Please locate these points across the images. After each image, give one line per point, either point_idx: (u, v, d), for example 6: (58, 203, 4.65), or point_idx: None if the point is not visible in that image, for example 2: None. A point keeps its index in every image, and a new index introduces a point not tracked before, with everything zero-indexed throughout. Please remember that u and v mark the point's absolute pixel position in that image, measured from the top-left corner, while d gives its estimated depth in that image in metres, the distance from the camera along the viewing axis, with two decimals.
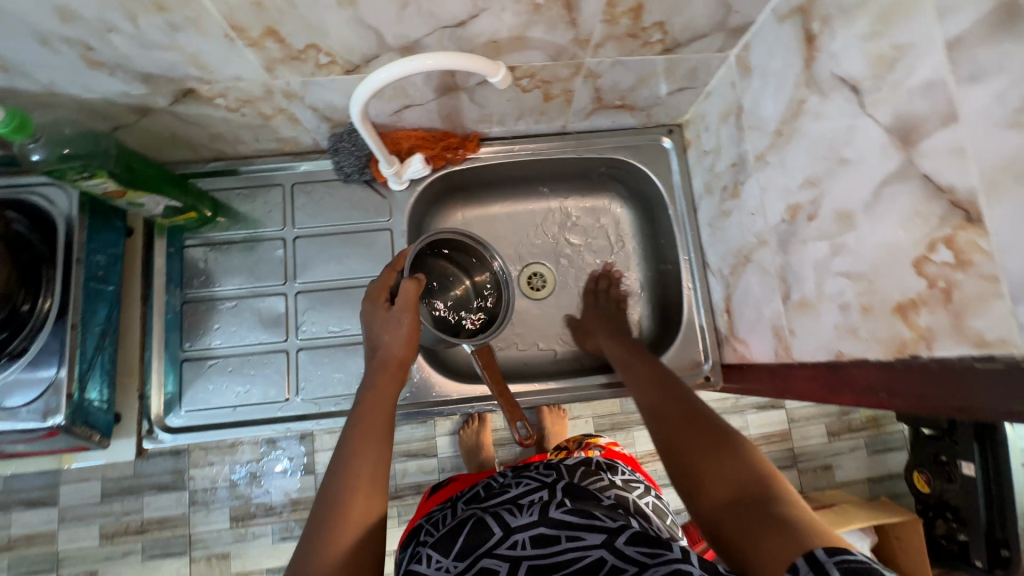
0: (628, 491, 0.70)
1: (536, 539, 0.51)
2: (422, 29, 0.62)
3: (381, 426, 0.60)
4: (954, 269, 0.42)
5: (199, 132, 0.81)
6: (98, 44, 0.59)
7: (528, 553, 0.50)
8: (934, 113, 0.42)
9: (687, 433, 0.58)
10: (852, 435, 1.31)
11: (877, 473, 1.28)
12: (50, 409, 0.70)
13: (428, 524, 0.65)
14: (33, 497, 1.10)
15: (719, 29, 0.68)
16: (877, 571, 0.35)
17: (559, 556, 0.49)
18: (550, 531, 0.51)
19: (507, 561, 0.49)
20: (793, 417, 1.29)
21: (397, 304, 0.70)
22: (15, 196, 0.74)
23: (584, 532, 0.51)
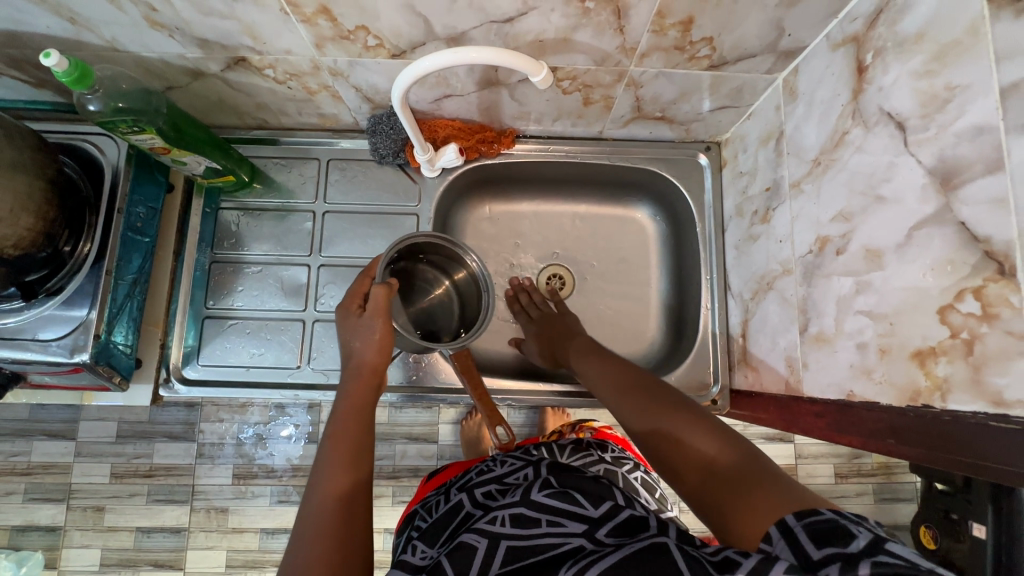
0: (617, 467, 0.72)
1: (516, 519, 0.52)
2: (470, 22, 0.63)
3: (359, 411, 0.62)
4: (978, 321, 0.41)
5: (246, 100, 0.83)
6: (160, 7, 0.61)
7: (506, 531, 0.51)
8: (980, 159, 0.41)
9: (643, 412, 0.57)
10: (861, 480, 1.28)
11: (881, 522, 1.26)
12: (78, 346, 0.73)
13: (422, 509, 0.69)
14: (53, 430, 1.15)
15: (769, 50, 0.67)
16: (843, 526, 0.37)
17: (539, 538, 0.50)
18: (532, 513, 0.52)
19: (486, 537, 0.51)
20: (801, 453, 1.26)
21: (368, 309, 0.69)
22: (69, 142, 0.78)
23: (565, 520, 0.51)
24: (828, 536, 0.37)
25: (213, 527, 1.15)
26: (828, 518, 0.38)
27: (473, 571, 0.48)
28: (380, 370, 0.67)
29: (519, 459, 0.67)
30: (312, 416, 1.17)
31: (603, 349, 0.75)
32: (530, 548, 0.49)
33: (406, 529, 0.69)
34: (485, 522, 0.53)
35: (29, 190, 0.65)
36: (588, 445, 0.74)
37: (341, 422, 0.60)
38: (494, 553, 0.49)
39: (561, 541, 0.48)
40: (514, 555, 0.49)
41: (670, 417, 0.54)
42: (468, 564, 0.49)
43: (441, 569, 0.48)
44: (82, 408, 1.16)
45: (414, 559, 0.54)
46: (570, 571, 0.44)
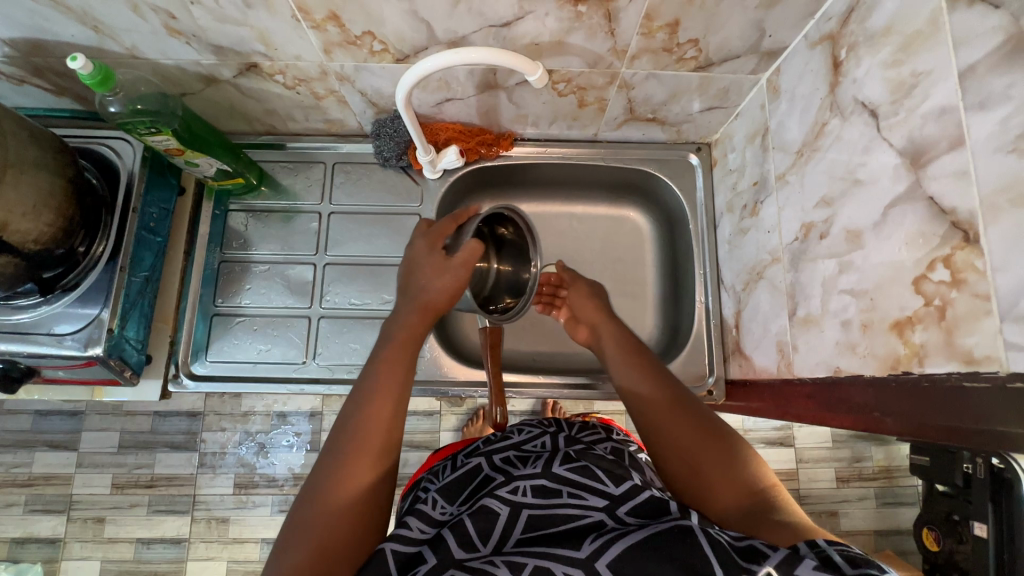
0: (624, 445, 0.73)
1: (537, 490, 0.54)
2: (470, 27, 0.67)
3: (405, 356, 0.66)
4: (949, 287, 0.44)
5: (256, 105, 0.87)
6: (179, 14, 0.66)
7: (528, 502, 0.53)
8: (944, 136, 0.44)
9: (672, 425, 0.59)
10: (863, 484, 1.29)
11: (883, 527, 1.27)
12: (92, 339, 0.76)
13: (429, 474, 0.73)
14: (56, 440, 1.17)
15: (752, 51, 0.71)
16: (872, 563, 0.40)
17: (559, 508, 0.52)
18: (552, 485, 0.55)
19: (508, 505, 0.53)
20: (802, 457, 1.27)
21: (457, 257, 0.71)
22: (87, 145, 0.82)
23: (586, 494, 0.53)
24: (857, 562, 0.40)
25: (213, 538, 1.16)
26: (856, 551, 0.41)
27: (495, 535, 0.50)
28: (440, 308, 0.71)
29: (535, 426, 0.72)
30: (314, 424, 1.18)
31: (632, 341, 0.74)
32: (552, 516, 0.51)
33: (410, 495, 0.73)
34: (506, 491, 0.54)
35: (50, 187, 0.68)
36: (593, 424, 0.76)
37: (371, 406, 0.59)
38: (514, 520, 0.52)
39: (582, 513, 0.51)
40: (534, 523, 0.51)
41: (702, 441, 0.57)
42: (490, 527, 0.51)
43: (463, 527, 0.51)
44: (86, 418, 1.18)
45: (433, 512, 0.56)
46: (594, 543, 0.46)
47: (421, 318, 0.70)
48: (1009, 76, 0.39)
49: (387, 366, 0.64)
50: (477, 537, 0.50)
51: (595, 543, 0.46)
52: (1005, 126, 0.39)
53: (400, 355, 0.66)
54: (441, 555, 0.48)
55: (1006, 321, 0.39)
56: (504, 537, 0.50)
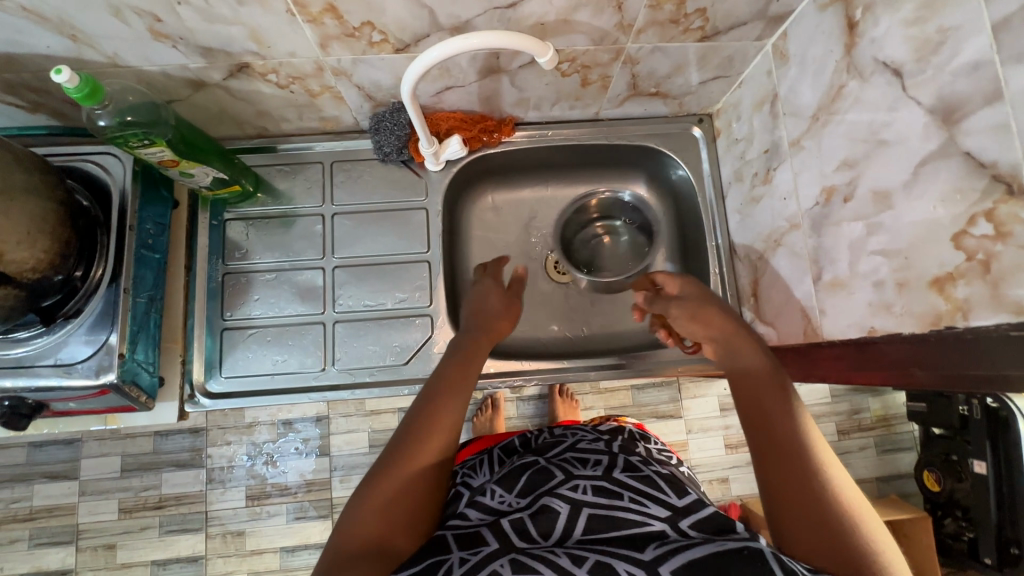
0: (666, 460, 0.69)
1: (598, 489, 0.54)
2: (474, 10, 0.65)
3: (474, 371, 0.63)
4: (993, 241, 0.44)
5: (246, 108, 0.83)
6: (165, 16, 0.62)
7: (589, 500, 0.53)
8: (977, 92, 0.45)
9: (763, 400, 0.54)
10: (863, 434, 1.34)
11: (885, 473, 1.32)
12: (103, 366, 0.73)
13: (465, 467, 0.74)
14: (55, 471, 1.13)
15: (759, 17, 0.70)
16: None
17: (621, 511, 0.51)
18: (613, 487, 0.55)
19: (569, 503, 0.52)
20: None
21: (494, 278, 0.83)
22: (71, 163, 0.78)
23: (648, 502, 0.53)
24: None
25: (230, 552, 1.14)
26: None
27: (556, 533, 0.50)
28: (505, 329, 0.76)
29: (591, 432, 0.70)
30: (321, 429, 1.17)
31: (717, 304, 0.68)
32: (614, 519, 0.51)
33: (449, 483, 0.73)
34: (567, 488, 0.55)
35: (44, 211, 0.65)
36: (631, 432, 0.73)
37: (439, 405, 0.56)
38: (575, 518, 0.51)
39: (645, 520, 0.50)
40: (594, 524, 0.50)
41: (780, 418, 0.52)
42: (551, 524, 0.51)
43: (523, 525, 0.51)
44: (83, 445, 1.14)
45: (491, 501, 0.57)
46: (658, 549, 0.45)
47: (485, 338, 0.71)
48: None
49: (458, 370, 0.62)
50: (536, 534, 0.50)
51: (659, 550, 0.45)
52: None
53: (469, 365, 0.63)
54: (502, 541, 0.49)
55: None
56: (566, 534, 0.50)
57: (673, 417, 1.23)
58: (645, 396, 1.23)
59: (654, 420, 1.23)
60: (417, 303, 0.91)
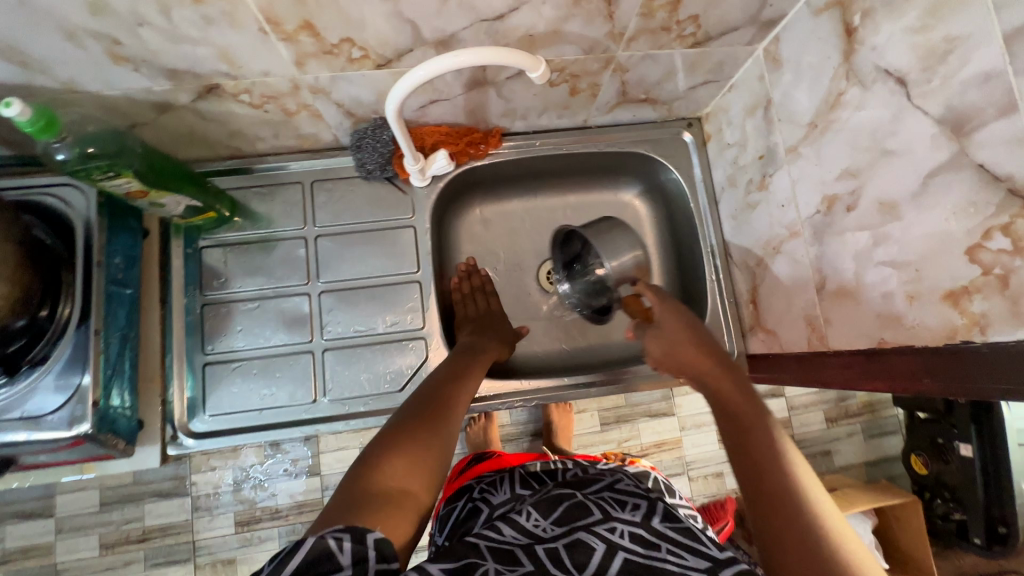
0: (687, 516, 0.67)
1: (637, 536, 0.52)
2: (460, 23, 0.61)
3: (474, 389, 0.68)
4: (1011, 256, 0.43)
5: (217, 129, 0.78)
6: (126, 38, 0.57)
7: (626, 545, 0.51)
8: (991, 104, 0.43)
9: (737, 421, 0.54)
10: (850, 421, 1.36)
11: (873, 458, 1.34)
12: (76, 417, 0.67)
13: (482, 484, 0.72)
14: (27, 509, 1.06)
15: (751, 22, 0.68)
16: None
17: (658, 562, 0.49)
18: (651, 536, 0.52)
19: (605, 543, 0.51)
20: (792, 405, 1.34)
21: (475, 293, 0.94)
22: (28, 197, 0.72)
23: (686, 554, 0.50)
24: None
25: None
26: None
27: (591, 566, 0.49)
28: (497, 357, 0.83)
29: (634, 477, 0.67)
30: (310, 449, 1.12)
31: (695, 336, 0.69)
32: (651, 566, 0.48)
33: (465, 497, 0.72)
34: (604, 528, 0.53)
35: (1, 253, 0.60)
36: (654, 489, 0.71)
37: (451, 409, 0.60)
38: (610, 557, 0.49)
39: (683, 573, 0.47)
40: (629, 568, 0.48)
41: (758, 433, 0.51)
42: (586, 558, 0.49)
43: (558, 555, 0.49)
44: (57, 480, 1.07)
45: (526, 522, 0.55)
46: None
47: (481, 372, 0.74)
48: None
49: (464, 387, 0.67)
50: (571, 567, 0.48)
51: None
52: None
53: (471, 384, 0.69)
54: (537, 562, 0.48)
55: None
56: (601, 571, 0.48)
57: (667, 415, 1.23)
58: (639, 397, 1.22)
59: (648, 420, 1.22)
60: (410, 326, 0.88)
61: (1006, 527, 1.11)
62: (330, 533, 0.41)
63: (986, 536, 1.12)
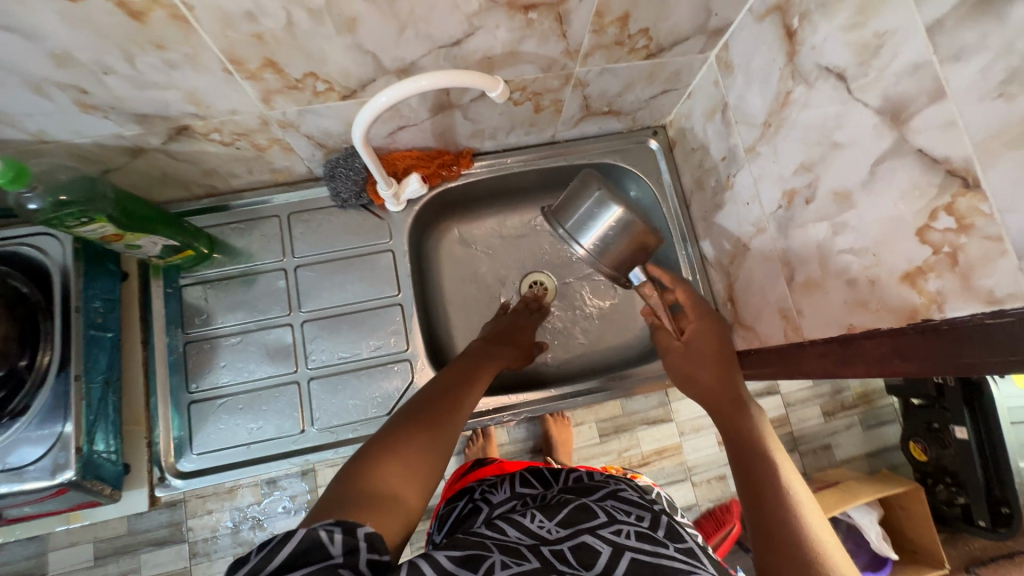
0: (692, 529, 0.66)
1: (641, 536, 0.51)
2: (418, 51, 0.63)
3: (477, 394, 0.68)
4: (956, 234, 0.45)
5: (191, 169, 0.80)
6: (92, 87, 0.59)
7: (631, 544, 0.50)
8: (922, 92, 0.46)
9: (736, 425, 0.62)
10: (846, 414, 1.34)
11: (874, 448, 1.33)
12: (59, 465, 0.67)
13: (482, 485, 0.71)
14: (19, 569, 1.03)
15: (700, 32, 0.71)
16: None
17: (665, 560, 0.48)
18: (657, 537, 0.52)
19: (610, 544, 0.50)
20: (788, 402, 1.31)
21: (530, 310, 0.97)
22: (5, 249, 0.73)
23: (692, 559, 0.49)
24: None
25: None
26: None
27: (598, 565, 0.47)
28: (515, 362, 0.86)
29: (636, 486, 0.64)
30: (308, 484, 1.10)
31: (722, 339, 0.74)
32: (658, 565, 0.47)
33: (466, 497, 0.71)
34: (609, 530, 0.52)
35: None
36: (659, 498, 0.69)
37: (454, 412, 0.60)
38: (618, 558, 0.48)
39: (691, 569, 0.47)
40: (637, 565, 0.47)
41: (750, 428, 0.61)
42: (592, 557, 0.48)
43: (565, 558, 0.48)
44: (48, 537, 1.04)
45: (530, 524, 0.54)
46: None
47: (485, 378, 0.73)
48: (979, 27, 0.40)
49: (467, 391, 0.67)
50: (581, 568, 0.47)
51: None
52: (986, 74, 0.40)
53: (474, 390, 0.68)
54: (544, 561, 0.46)
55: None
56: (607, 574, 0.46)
57: (664, 422, 1.22)
58: (635, 405, 1.22)
59: (647, 428, 1.23)
60: (394, 349, 0.88)
61: (1009, 508, 1.12)
62: (322, 524, 0.40)
63: (990, 518, 1.14)
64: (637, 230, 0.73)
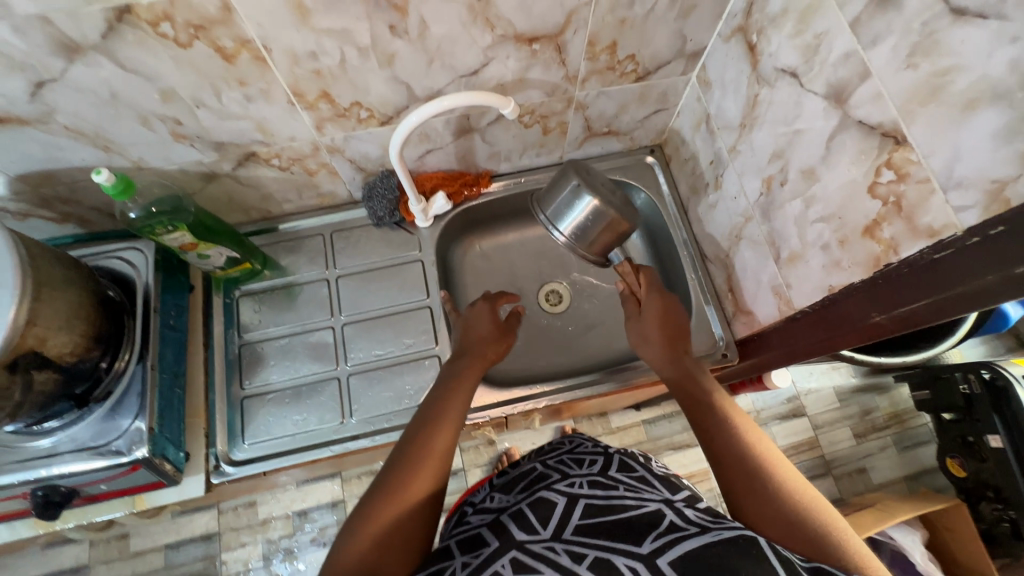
0: None
1: (594, 484, 0.57)
2: (443, 80, 0.77)
3: (462, 398, 0.67)
4: (897, 183, 0.53)
5: (253, 194, 0.94)
6: (186, 119, 0.73)
7: (584, 492, 0.55)
8: (854, 74, 0.56)
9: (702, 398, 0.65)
10: (879, 435, 1.34)
11: (912, 470, 1.31)
12: (135, 440, 0.76)
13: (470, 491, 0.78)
14: None
15: (679, 55, 0.84)
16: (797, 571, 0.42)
17: (618, 499, 0.54)
18: (608, 481, 0.57)
19: (565, 495, 0.55)
20: (816, 423, 1.34)
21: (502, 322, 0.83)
22: (96, 262, 0.86)
23: (642, 489, 0.55)
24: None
25: None
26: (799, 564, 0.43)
27: (554, 520, 0.52)
28: (493, 358, 0.78)
29: (590, 438, 0.70)
30: (337, 514, 1.17)
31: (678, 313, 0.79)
32: (609, 505, 0.53)
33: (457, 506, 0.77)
34: (563, 484, 0.57)
35: (79, 298, 0.72)
36: None
37: (426, 429, 0.62)
38: (572, 508, 0.53)
39: (640, 503, 0.53)
40: (591, 510, 0.53)
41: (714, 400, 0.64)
42: (549, 514, 0.53)
43: (524, 518, 0.53)
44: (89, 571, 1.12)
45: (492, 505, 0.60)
46: (653, 538, 0.47)
47: (471, 380, 0.71)
48: (886, 15, 0.50)
49: (444, 400, 0.67)
50: (538, 523, 0.52)
51: (656, 540, 0.47)
52: (896, 50, 0.50)
53: (455, 397, 0.67)
54: (503, 539, 0.51)
55: (949, 192, 0.48)
56: (563, 524, 0.51)
57: (690, 447, 1.26)
58: (659, 429, 1.27)
59: (675, 453, 1.26)
60: (424, 346, 0.97)
61: None
62: None
63: None
64: (612, 219, 0.82)
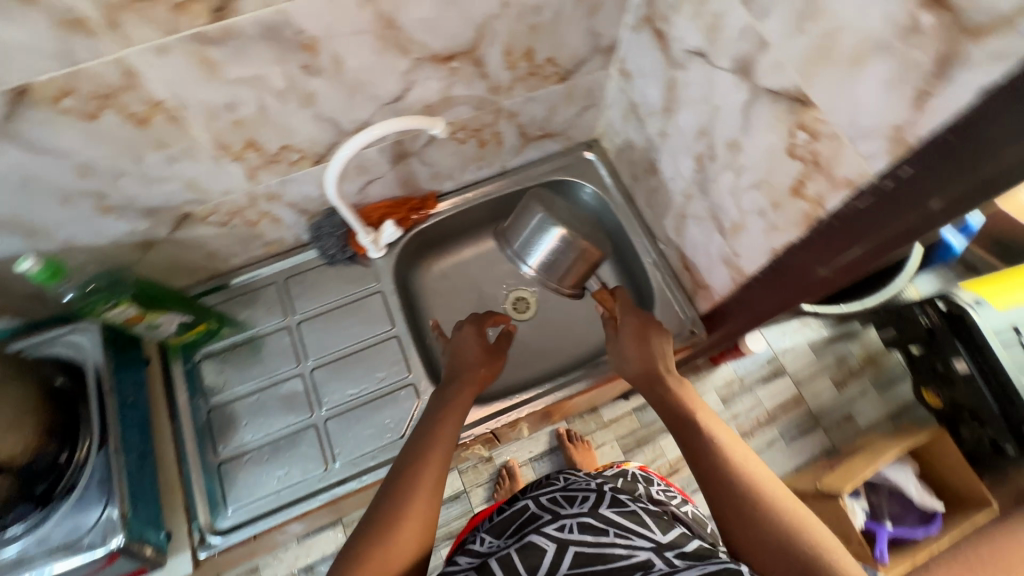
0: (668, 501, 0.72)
1: (585, 527, 0.55)
2: (369, 110, 0.77)
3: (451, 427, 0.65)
4: (812, 142, 0.56)
5: (196, 254, 0.91)
6: (109, 191, 0.71)
7: (574, 537, 0.54)
8: (753, 45, 0.58)
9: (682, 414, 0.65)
10: (857, 380, 1.38)
11: (893, 409, 1.35)
12: (110, 529, 0.72)
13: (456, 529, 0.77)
14: None
15: (596, 51, 0.86)
16: None
17: (609, 547, 0.53)
18: (599, 524, 0.56)
19: (554, 540, 0.53)
20: (798, 379, 1.37)
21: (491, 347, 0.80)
22: (39, 351, 0.82)
23: (632, 534, 0.54)
24: None
25: None
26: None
27: (544, 567, 0.51)
28: (484, 380, 0.77)
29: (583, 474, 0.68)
30: None
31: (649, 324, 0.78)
32: (602, 555, 0.52)
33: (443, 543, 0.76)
34: (552, 528, 0.56)
35: None
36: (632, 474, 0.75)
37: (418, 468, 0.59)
38: (563, 555, 0.52)
39: (631, 553, 0.52)
40: (581, 558, 0.52)
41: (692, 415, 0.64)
42: (539, 560, 0.52)
43: (511, 564, 0.52)
44: None
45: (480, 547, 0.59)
46: None
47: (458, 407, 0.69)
48: None
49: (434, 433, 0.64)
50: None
51: None
52: (785, 18, 0.53)
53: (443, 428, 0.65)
54: None
55: (857, 142, 0.51)
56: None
57: None
58: (649, 416, 1.29)
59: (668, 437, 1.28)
60: (398, 376, 0.96)
61: None
62: None
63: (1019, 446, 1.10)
64: (583, 249, 0.83)
